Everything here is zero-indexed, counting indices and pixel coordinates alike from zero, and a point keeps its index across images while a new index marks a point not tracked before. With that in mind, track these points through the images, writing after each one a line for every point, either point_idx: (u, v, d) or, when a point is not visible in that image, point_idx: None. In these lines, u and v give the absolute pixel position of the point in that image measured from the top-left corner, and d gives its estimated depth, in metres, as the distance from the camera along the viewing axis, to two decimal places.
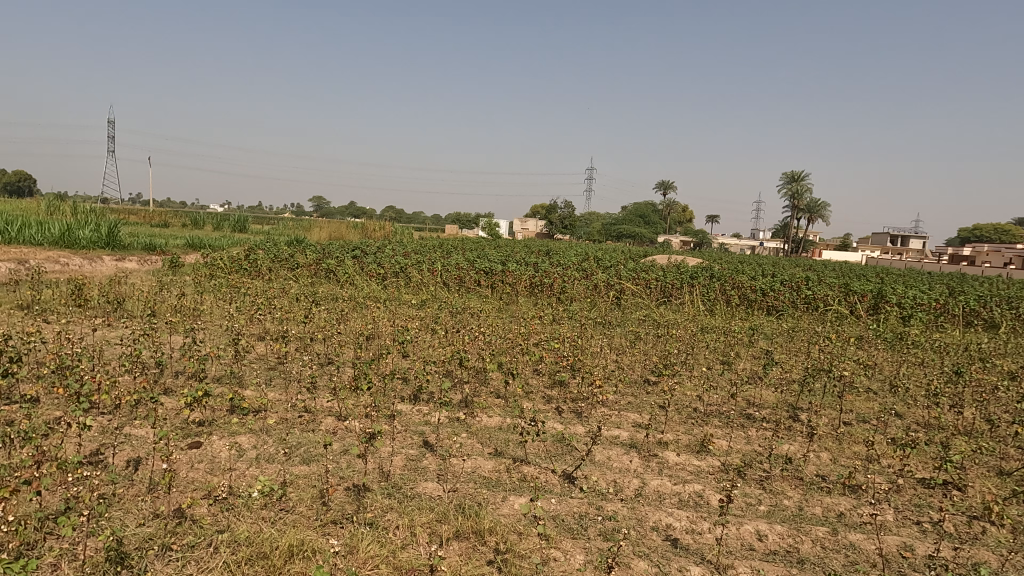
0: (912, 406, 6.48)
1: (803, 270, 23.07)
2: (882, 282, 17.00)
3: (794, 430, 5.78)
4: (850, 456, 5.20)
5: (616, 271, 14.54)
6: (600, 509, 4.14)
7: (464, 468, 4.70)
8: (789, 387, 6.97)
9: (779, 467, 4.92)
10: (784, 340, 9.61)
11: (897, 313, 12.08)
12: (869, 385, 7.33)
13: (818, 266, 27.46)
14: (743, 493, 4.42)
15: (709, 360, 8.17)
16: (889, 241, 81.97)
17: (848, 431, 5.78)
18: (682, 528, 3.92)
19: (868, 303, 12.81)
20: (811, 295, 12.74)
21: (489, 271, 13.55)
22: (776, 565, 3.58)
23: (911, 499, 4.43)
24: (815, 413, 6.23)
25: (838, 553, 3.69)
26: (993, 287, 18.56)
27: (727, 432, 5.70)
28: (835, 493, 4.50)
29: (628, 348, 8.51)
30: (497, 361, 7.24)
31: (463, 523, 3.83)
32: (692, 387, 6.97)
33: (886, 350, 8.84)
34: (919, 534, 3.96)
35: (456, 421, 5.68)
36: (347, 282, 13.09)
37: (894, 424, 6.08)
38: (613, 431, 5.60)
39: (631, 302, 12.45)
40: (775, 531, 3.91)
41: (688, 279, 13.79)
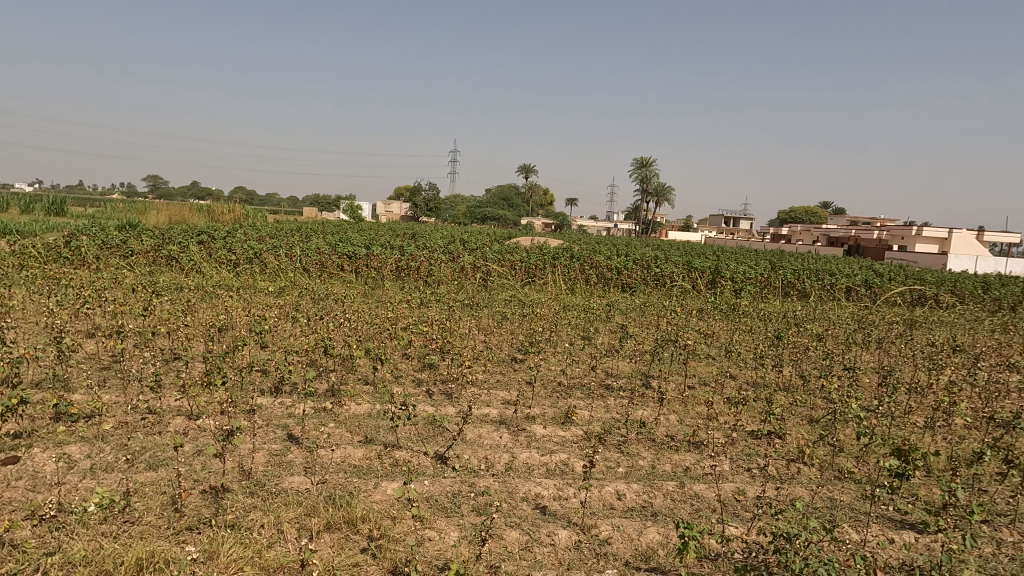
0: (743, 369, 7.36)
1: (652, 249, 25.00)
2: (718, 259, 18.91)
3: (646, 397, 6.32)
4: (693, 416, 5.80)
5: (482, 253, 14.78)
6: (473, 485, 4.23)
7: (333, 458, 4.56)
8: (642, 358, 7.59)
9: (634, 431, 5.35)
10: (637, 314, 10.40)
11: (730, 286, 13.55)
12: (709, 351, 8.19)
13: (664, 245, 29.88)
14: (604, 457, 4.76)
15: (572, 336, 8.61)
16: (724, 222, 91.10)
17: (692, 394, 6.43)
18: (550, 496, 4.13)
19: (707, 279, 14.25)
20: (659, 273, 13.86)
21: (353, 255, 13.14)
22: (634, 519, 3.89)
23: (742, 450, 5.04)
24: (664, 379, 6.84)
25: (684, 503, 4.11)
26: (807, 261, 21.46)
27: (588, 402, 6.09)
28: (681, 450, 4.99)
29: (495, 328, 8.71)
30: (364, 347, 7.08)
31: (335, 513, 3.73)
32: (556, 363, 7.33)
33: (722, 319, 9.89)
34: (750, 478, 4.53)
35: (323, 411, 5.48)
36: (192, 270, 12.00)
37: (729, 384, 6.86)
38: (483, 409, 5.74)
39: (498, 283, 12.73)
40: (632, 489, 4.25)
41: (550, 260, 14.38)
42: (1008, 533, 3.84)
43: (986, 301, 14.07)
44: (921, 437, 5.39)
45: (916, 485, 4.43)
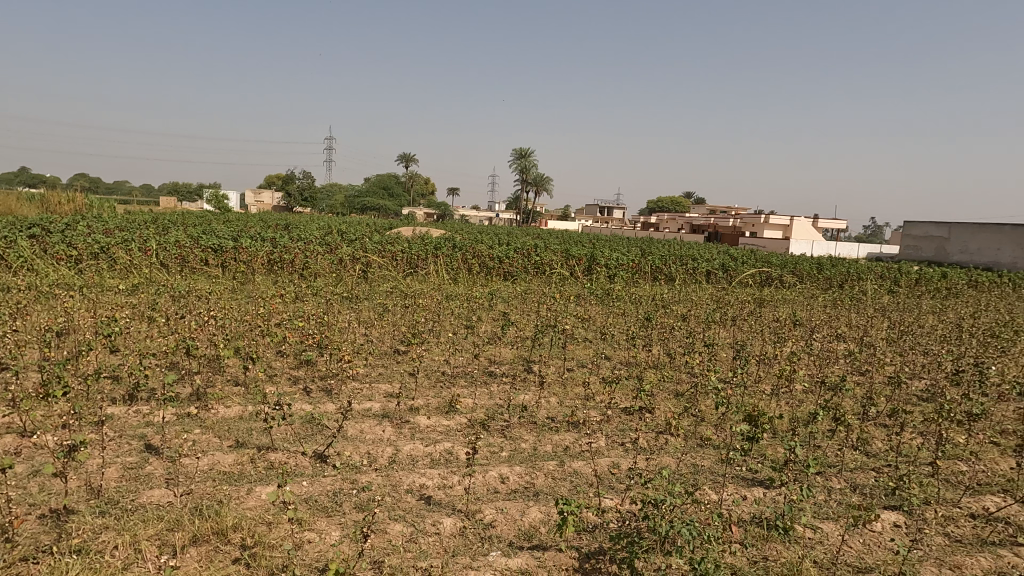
0: (617, 350, 7.79)
1: (532, 238, 25.64)
2: (594, 247, 19.80)
3: (527, 381, 6.50)
4: (572, 396, 6.05)
5: (362, 244, 14.35)
6: (354, 482, 4.13)
7: (199, 466, 4.24)
8: (523, 344, 7.78)
9: (516, 415, 5.48)
10: (518, 301, 10.64)
11: (605, 272, 14.26)
12: (586, 334, 8.58)
13: (543, 234, 30.73)
14: (487, 443, 4.84)
15: (455, 326, 8.64)
16: (599, 211, 95.40)
17: (571, 376, 6.70)
18: (434, 485, 4.13)
19: (583, 265, 14.88)
20: (539, 261, 14.26)
21: (218, 248, 12.21)
22: (517, 500, 4.00)
23: (617, 425, 5.35)
24: (544, 364, 7.07)
25: (564, 480, 4.29)
26: (673, 248, 23.08)
27: (472, 390, 6.14)
28: (561, 430, 5.20)
29: (377, 321, 8.51)
30: (232, 346, 6.62)
31: (202, 525, 3.48)
32: (440, 353, 7.32)
33: (597, 303, 10.39)
34: (623, 452, 4.82)
35: (187, 417, 5.07)
36: (22, 267, 10.54)
37: (605, 365, 7.24)
38: (365, 403, 5.61)
39: (379, 274, 12.43)
40: (515, 472, 4.36)
41: (432, 250, 14.28)
42: (835, 480, 4.41)
43: (819, 280, 15.96)
44: (768, 402, 6.02)
45: (764, 446, 4.95)
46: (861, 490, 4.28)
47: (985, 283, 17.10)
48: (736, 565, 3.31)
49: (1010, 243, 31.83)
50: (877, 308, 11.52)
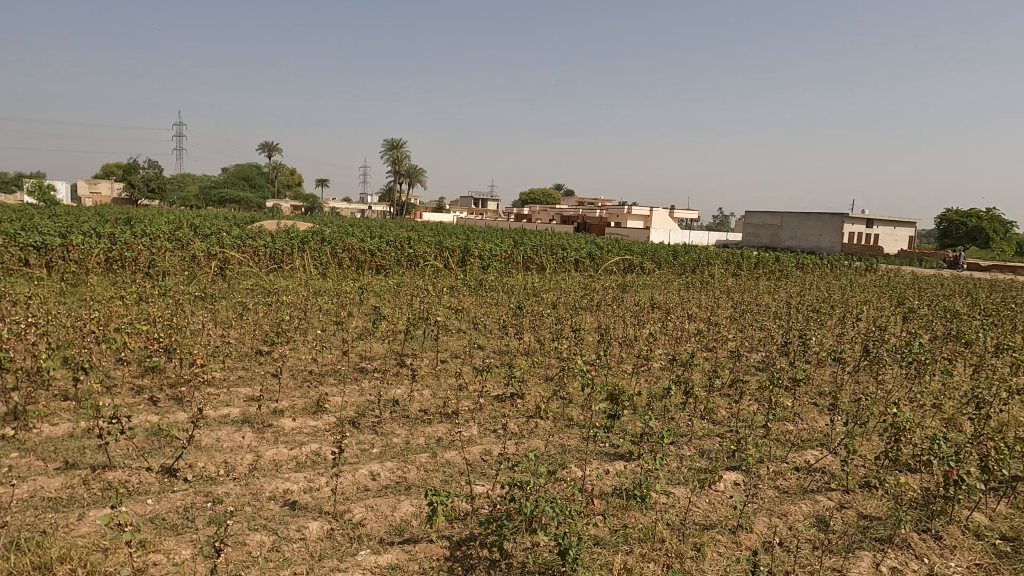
0: (490, 339, 7.91)
1: (406, 230, 25.28)
2: (468, 238, 19.93)
3: (400, 375, 6.40)
4: (445, 388, 6.06)
5: (219, 239, 13.31)
6: (209, 494, 3.83)
7: (17, 495, 3.71)
8: (395, 338, 7.66)
9: (388, 410, 5.38)
10: (391, 294, 10.44)
11: (478, 263, 14.41)
12: (459, 325, 8.62)
13: (417, 226, 30.39)
14: (357, 441, 4.71)
15: (323, 323, 8.28)
16: (473, 203, 96.00)
17: (444, 367, 6.71)
18: (299, 489, 3.94)
19: (457, 257, 14.92)
20: (412, 254, 14.09)
21: (41, 247, 10.73)
22: (388, 496, 3.93)
23: (489, 413, 5.43)
24: (417, 357, 7.01)
25: (436, 471, 4.28)
26: (544, 238, 23.84)
27: (341, 388, 5.94)
28: (434, 422, 5.18)
29: (236, 321, 7.95)
30: (60, 356, 5.86)
31: (20, 561, 3.05)
32: (306, 351, 6.98)
33: (471, 294, 10.48)
34: (495, 438, 4.91)
35: (1, 441, 4.41)
36: None
37: (478, 354, 7.33)
38: (222, 409, 5.22)
39: (239, 271, 11.61)
40: (386, 468, 4.28)
41: (298, 245, 13.60)
42: (687, 448, 4.82)
43: (675, 265, 17.30)
44: (629, 381, 6.42)
45: (625, 422, 5.28)
46: (708, 455, 4.71)
47: (809, 265, 19.49)
48: (598, 536, 3.52)
49: (829, 232, 36.89)
50: (723, 290, 12.72)
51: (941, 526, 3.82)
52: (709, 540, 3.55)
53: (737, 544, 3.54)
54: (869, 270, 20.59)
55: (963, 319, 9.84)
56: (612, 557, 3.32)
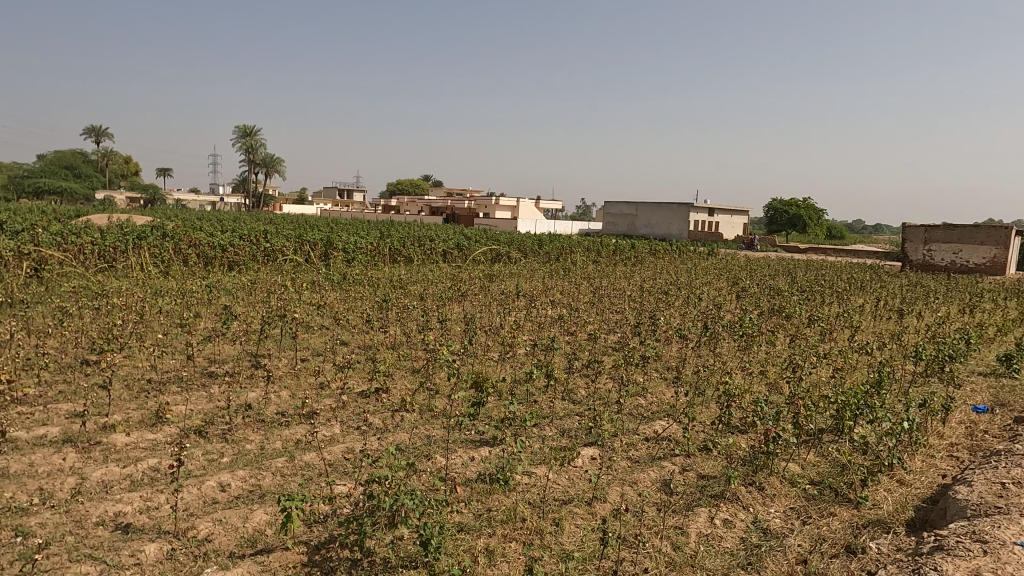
0: (354, 335, 7.66)
1: (263, 223, 23.71)
2: (331, 231, 19.12)
3: (254, 377, 6.00)
4: (305, 388, 5.77)
5: (32, 237, 11.59)
6: (18, 528, 3.34)
7: None
8: (249, 338, 7.16)
9: (239, 416, 5.03)
10: (244, 292, 9.74)
11: (342, 256, 13.90)
12: (321, 321, 8.25)
13: (275, 219, 28.59)
14: (204, 452, 4.35)
15: (164, 327, 7.53)
16: (338, 194, 92.26)
17: (304, 366, 6.39)
18: (134, 511, 3.56)
19: (319, 251, 14.26)
20: (269, 248, 13.25)
21: None
22: (239, 507, 3.68)
23: (352, 410, 5.27)
24: (274, 357, 6.61)
25: (294, 475, 4.07)
26: (412, 229, 23.53)
27: (185, 396, 5.44)
28: (292, 424, 4.92)
29: (55, 328, 6.98)
30: None
31: None
32: (143, 358, 6.31)
33: (334, 289, 10.07)
34: (358, 435, 4.77)
35: None
36: None
37: (341, 350, 7.07)
38: (37, 430, 4.57)
39: (59, 272, 10.19)
40: (237, 477, 4.00)
41: (133, 242, 12.23)
42: (548, 429, 5.02)
43: (540, 254, 17.88)
44: (495, 369, 6.55)
45: (490, 409, 5.38)
46: (568, 433, 4.94)
47: (660, 251, 21.07)
48: (462, 522, 3.56)
49: (678, 220, 40.17)
50: (584, 276, 13.37)
51: (763, 478, 4.33)
52: (567, 514, 3.73)
53: (592, 515, 3.76)
54: (711, 254, 22.70)
55: (784, 296, 11.19)
56: (475, 541, 3.38)
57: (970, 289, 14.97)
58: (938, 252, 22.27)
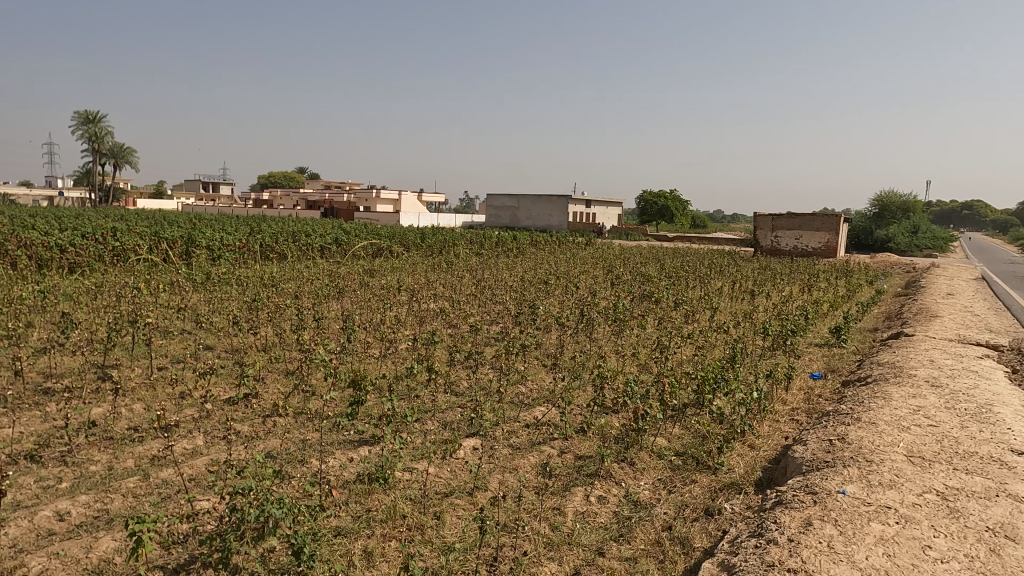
0: (220, 339, 7.13)
1: (111, 220, 21.36)
2: (194, 227, 17.65)
3: (101, 391, 5.40)
4: (163, 398, 5.29)
5: None
6: None
7: None
8: (95, 348, 6.43)
9: (82, 434, 4.50)
10: (89, 297, 8.73)
11: (206, 254, 12.87)
12: (181, 325, 7.59)
13: (126, 215, 25.85)
14: (37, 479, 3.84)
15: None
16: (202, 187, 85.32)
17: (161, 375, 5.85)
18: None
19: (178, 249, 13.10)
20: (118, 248, 11.96)
21: None
22: (82, 536, 3.30)
23: (218, 419, 4.90)
24: (125, 367, 5.99)
25: (148, 495, 3.72)
26: (286, 224, 22.31)
27: (13, 417, 4.78)
28: (147, 440, 4.49)
29: None
30: None
31: None
32: None
33: (196, 290, 9.30)
34: (225, 445, 4.45)
35: None
36: None
37: (205, 356, 6.55)
38: None
39: None
40: (79, 503, 3.58)
41: None
42: (430, 423, 4.98)
43: (422, 248, 17.70)
44: (375, 366, 6.39)
45: (369, 407, 5.24)
46: (449, 426, 4.94)
47: (541, 242, 21.64)
48: (338, 527, 3.45)
49: (558, 212, 41.48)
50: (466, 269, 13.41)
51: (634, 454, 4.60)
52: (448, 507, 3.74)
53: (473, 505, 3.79)
54: (589, 244, 23.69)
55: (653, 282, 11.94)
56: (352, 544, 3.29)
57: (809, 271, 16.85)
58: (783, 238, 24.83)
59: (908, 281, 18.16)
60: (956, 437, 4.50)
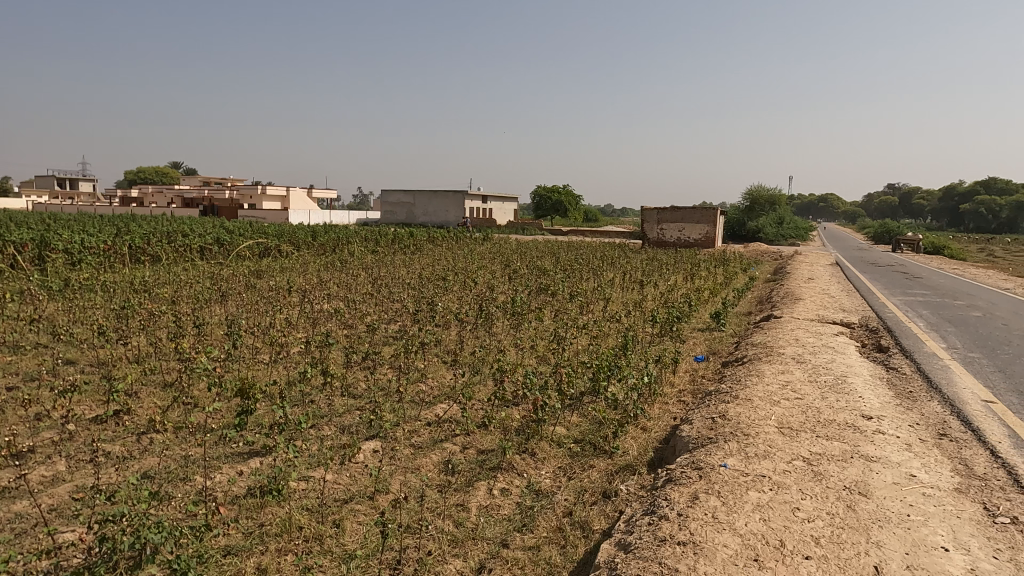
0: (83, 351, 6.45)
1: None
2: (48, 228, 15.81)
3: None
4: (14, 421, 4.69)
5: None
6: None
7: None
8: None
9: None
10: None
11: (64, 258, 11.57)
12: (35, 339, 6.78)
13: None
14: None
15: None
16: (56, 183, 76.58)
17: (11, 396, 5.19)
18: None
19: (29, 253, 11.67)
20: None
21: None
22: None
23: (84, 440, 4.44)
24: None
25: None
26: (159, 223, 20.57)
27: None
28: None
29: None
30: None
31: None
32: None
33: (52, 298, 8.34)
34: (93, 468, 4.04)
35: None
36: None
37: (65, 371, 5.89)
38: None
39: None
40: None
41: None
42: (326, 428, 4.80)
43: (314, 246, 17.00)
44: (264, 372, 6.06)
45: (259, 416, 4.96)
46: (347, 429, 4.79)
47: (438, 237, 21.50)
48: (228, 547, 3.24)
49: (454, 207, 41.41)
50: (361, 267, 13.04)
51: (535, 444, 4.70)
52: (348, 514, 3.63)
53: (374, 508, 3.71)
54: (486, 239, 23.86)
55: (550, 275, 12.24)
56: (244, 563, 3.11)
57: (691, 260, 18.02)
58: (668, 231, 26.35)
59: (776, 268, 19.92)
60: (817, 407, 5.00)
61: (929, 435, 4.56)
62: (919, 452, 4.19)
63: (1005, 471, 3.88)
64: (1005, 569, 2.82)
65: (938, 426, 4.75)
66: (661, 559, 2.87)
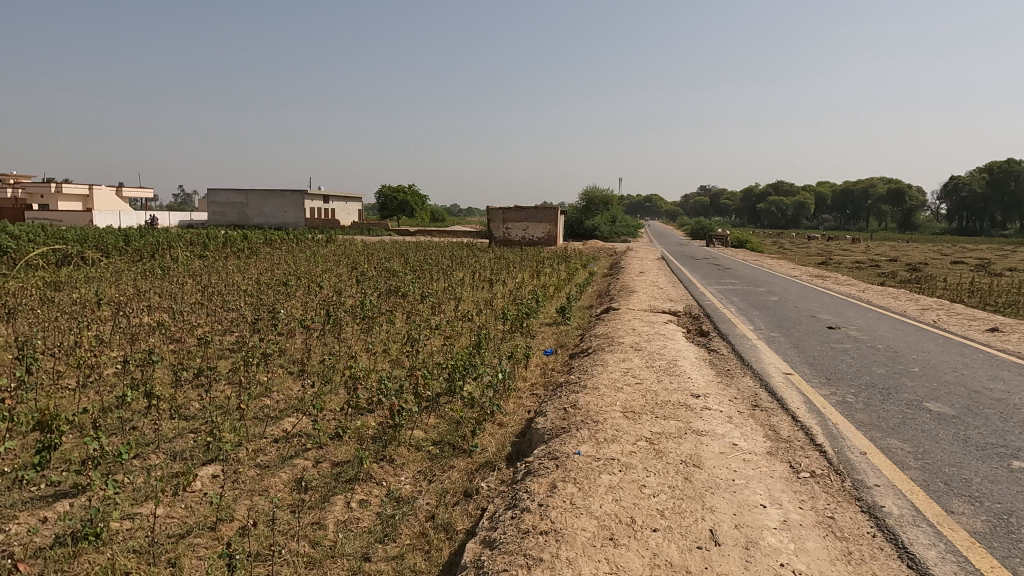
0: None
1: None
2: None
3: None
4: None
5: None
6: None
7: None
8: None
9: None
10: None
11: None
12: None
13: None
14: None
15: None
16: None
17: None
18: None
19: None
20: None
21: None
22: None
23: None
24: None
25: None
26: None
27: None
28: None
29: None
30: None
31: None
32: None
33: None
34: None
35: None
36: None
37: None
38: None
39: None
40: None
41: None
42: (153, 457, 4.29)
43: (128, 251, 15.09)
44: (70, 401, 5.25)
45: (66, 451, 4.30)
46: (180, 456, 4.32)
47: (276, 240, 20.16)
48: None
49: (293, 207, 39.05)
50: (187, 275, 11.80)
51: (393, 450, 4.60)
52: (186, 550, 3.28)
53: (217, 540, 3.39)
54: (330, 241, 22.86)
55: (399, 277, 12.07)
56: None
57: (536, 257, 18.80)
58: (513, 229, 27.22)
59: (611, 262, 21.51)
60: (654, 390, 5.47)
61: (745, 407, 5.21)
62: (738, 422, 4.76)
63: (803, 433, 4.55)
64: (808, 516, 3.30)
65: (751, 399, 5.45)
66: (526, 550, 2.95)
